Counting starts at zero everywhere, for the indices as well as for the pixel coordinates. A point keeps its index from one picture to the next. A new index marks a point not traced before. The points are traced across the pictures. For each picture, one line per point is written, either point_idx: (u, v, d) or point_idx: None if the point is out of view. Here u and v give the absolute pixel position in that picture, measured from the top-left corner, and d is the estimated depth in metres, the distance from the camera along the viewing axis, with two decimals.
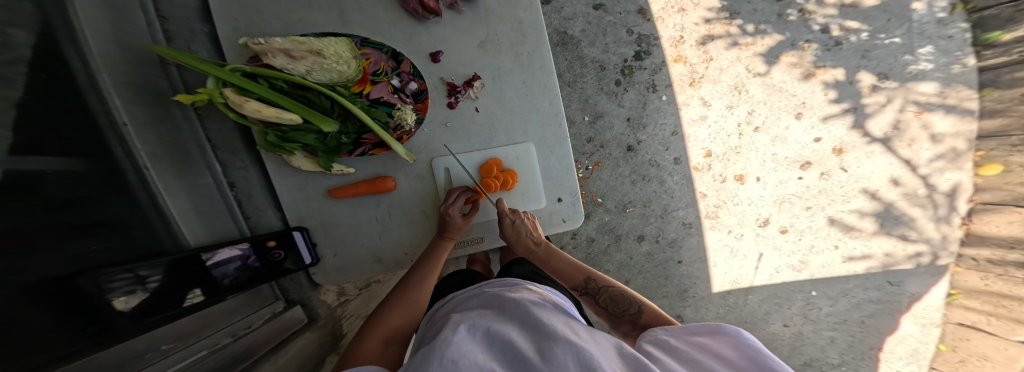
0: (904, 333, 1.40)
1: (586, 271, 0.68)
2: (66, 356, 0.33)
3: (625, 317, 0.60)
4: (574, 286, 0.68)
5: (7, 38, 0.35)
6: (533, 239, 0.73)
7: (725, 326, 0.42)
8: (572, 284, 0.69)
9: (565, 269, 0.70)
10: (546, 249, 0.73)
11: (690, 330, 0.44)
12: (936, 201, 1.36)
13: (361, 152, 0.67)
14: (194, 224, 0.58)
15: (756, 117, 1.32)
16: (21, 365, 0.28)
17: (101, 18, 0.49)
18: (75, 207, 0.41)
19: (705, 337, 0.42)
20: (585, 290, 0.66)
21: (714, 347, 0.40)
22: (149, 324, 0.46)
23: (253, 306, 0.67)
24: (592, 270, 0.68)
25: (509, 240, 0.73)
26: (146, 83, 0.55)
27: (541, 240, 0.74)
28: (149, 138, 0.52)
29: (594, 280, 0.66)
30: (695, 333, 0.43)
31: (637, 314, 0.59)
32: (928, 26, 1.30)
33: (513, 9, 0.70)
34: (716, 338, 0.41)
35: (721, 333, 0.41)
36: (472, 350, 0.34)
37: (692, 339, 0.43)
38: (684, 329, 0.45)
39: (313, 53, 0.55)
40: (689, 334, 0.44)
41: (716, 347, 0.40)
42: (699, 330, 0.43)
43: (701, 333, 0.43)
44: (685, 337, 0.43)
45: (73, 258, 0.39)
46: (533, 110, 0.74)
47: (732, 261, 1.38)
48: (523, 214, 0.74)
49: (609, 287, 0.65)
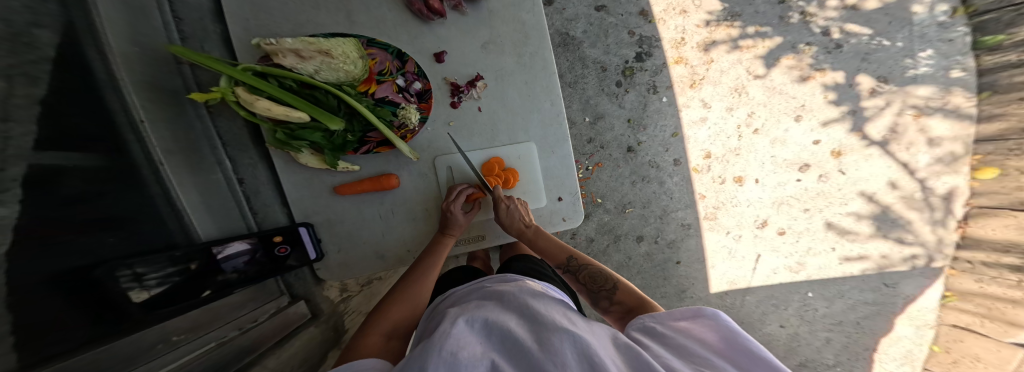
0: (898, 335, 1.42)
1: (569, 252, 0.74)
2: (81, 346, 0.35)
3: (602, 293, 0.65)
4: (557, 264, 0.74)
5: (33, 38, 0.36)
6: (524, 222, 0.75)
7: (704, 309, 0.43)
8: (556, 263, 0.74)
9: (550, 250, 0.75)
10: (535, 231, 0.75)
11: (672, 315, 0.45)
12: (932, 203, 1.38)
13: (365, 150, 0.68)
14: (204, 218, 0.60)
15: (755, 118, 1.33)
16: (35, 353, 0.29)
17: (122, 20, 0.51)
18: (92, 200, 0.42)
19: (687, 322, 0.43)
20: (567, 267, 0.72)
21: (696, 332, 0.41)
22: (161, 314, 0.47)
23: (260, 301, 0.69)
24: (573, 250, 0.75)
25: (501, 224, 0.76)
26: (164, 83, 0.57)
27: (531, 223, 0.76)
28: (165, 135, 0.54)
29: (575, 259, 0.73)
30: (678, 318, 0.44)
31: (612, 290, 0.64)
32: (929, 29, 1.32)
33: (516, 10, 0.72)
34: (698, 323, 0.42)
35: (701, 317, 0.43)
36: (471, 341, 0.36)
37: (676, 325, 0.43)
38: (667, 314, 0.46)
39: (321, 53, 0.57)
40: (672, 320, 0.45)
41: (697, 331, 0.41)
42: (683, 315, 0.44)
43: (683, 318, 0.44)
44: (669, 323, 0.44)
45: (92, 250, 0.40)
46: (535, 111, 0.76)
47: (729, 263, 1.39)
48: (516, 199, 0.75)
49: (588, 265, 0.71)
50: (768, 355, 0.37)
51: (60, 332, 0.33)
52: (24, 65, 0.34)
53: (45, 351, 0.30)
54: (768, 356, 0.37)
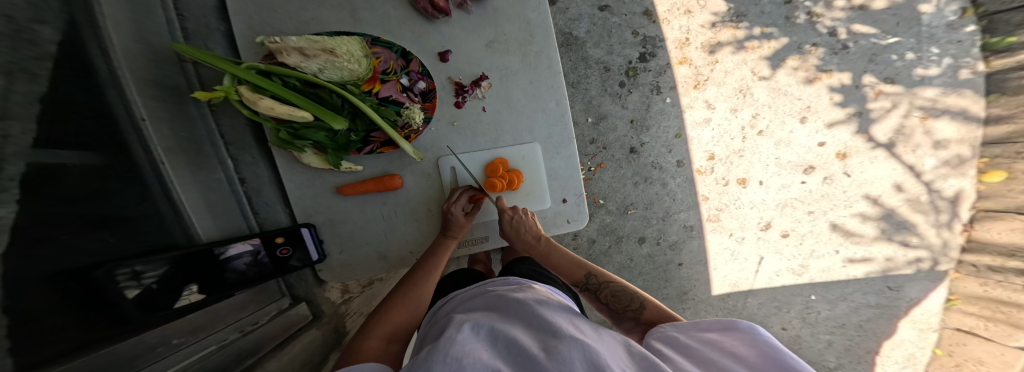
0: (901, 338, 1.41)
1: (587, 267, 0.70)
2: (77, 356, 0.33)
3: (627, 313, 0.61)
4: (575, 282, 0.70)
5: (33, 33, 0.36)
6: (533, 234, 0.73)
7: (739, 322, 0.42)
8: (574, 280, 0.71)
9: (566, 265, 0.72)
10: (546, 245, 0.74)
11: (699, 326, 0.45)
12: (938, 206, 1.37)
13: (369, 150, 0.67)
14: (204, 217, 0.59)
15: (759, 120, 1.32)
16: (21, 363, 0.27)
17: (124, 16, 0.50)
18: (93, 200, 0.42)
19: (717, 334, 0.43)
20: (586, 286, 0.68)
21: (726, 343, 0.41)
22: (162, 317, 0.46)
23: (259, 303, 0.67)
24: (592, 265, 0.70)
25: (508, 238, 0.75)
26: (165, 80, 0.56)
27: (541, 236, 0.74)
28: (166, 134, 0.53)
29: (594, 275, 0.68)
30: (706, 329, 0.44)
31: (638, 310, 0.61)
32: (938, 30, 1.30)
33: (522, 9, 0.71)
34: (729, 335, 0.42)
35: (734, 329, 0.42)
36: (476, 348, 0.35)
37: (704, 336, 0.43)
38: (694, 325, 0.46)
39: (326, 51, 0.56)
40: (700, 331, 0.44)
41: (729, 344, 0.41)
42: (711, 327, 0.44)
43: (713, 330, 0.43)
44: (696, 333, 0.44)
45: (93, 251, 0.40)
46: (540, 111, 0.75)
47: (732, 265, 1.38)
48: (519, 209, 0.75)
49: (610, 283, 0.66)
50: (802, 365, 0.36)
51: (53, 341, 0.31)
52: (25, 61, 0.34)
53: (26, 356, 0.28)
54: (806, 367, 0.35)
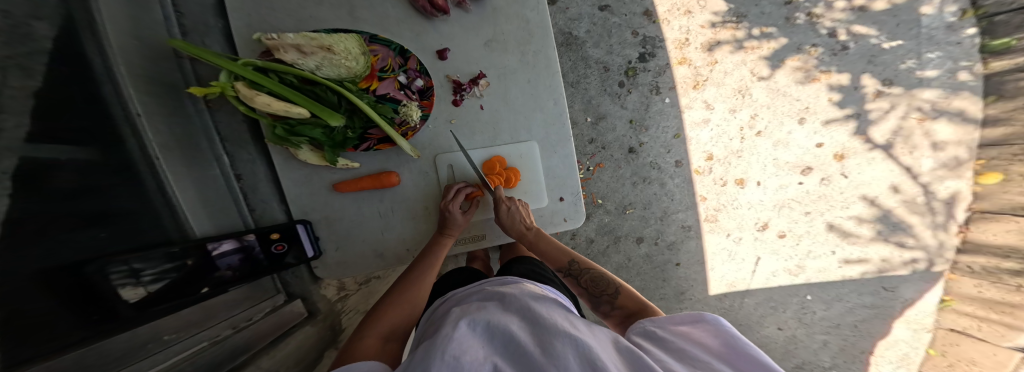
0: (895, 338, 1.41)
1: (571, 255, 0.72)
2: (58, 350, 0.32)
3: (603, 297, 0.63)
4: (558, 267, 0.71)
5: (29, 29, 0.36)
6: (525, 224, 0.73)
7: (705, 314, 0.42)
8: (557, 266, 0.72)
9: (552, 253, 0.72)
10: (536, 234, 0.74)
11: (672, 319, 0.44)
12: (934, 207, 1.37)
13: (366, 147, 0.67)
14: (200, 214, 0.59)
15: (758, 121, 1.32)
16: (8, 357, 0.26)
17: (122, 14, 0.50)
18: (86, 195, 0.42)
19: (688, 327, 0.42)
20: (568, 271, 0.69)
21: (695, 336, 0.40)
22: (155, 312, 0.47)
23: (255, 299, 0.68)
24: (576, 254, 0.72)
25: (501, 224, 0.74)
26: (161, 76, 0.56)
27: (533, 226, 0.75)
28: (162, 130, 0.53)
29: (577, 262, 0.70)
30: (679, 323, 0.44)
31: (614, 295, 0.62)
32: (937, 31, 1.30)
33: (520, 8, 0.71)
34: (697, 327, 0.41)
35: (701, 322, 0.41)
36: (473, 345, 0.35)
37: (676, 330, 0.43)
38: (667, 319, 0.45)
39: (324, 48, 0.55)
40: (673, 324, 0.44)
41: (697, 336, 0.40)
42: (683, 320, 0.43)
43: (683, 323, 0.43)
44: (669, 327, 0.44)
45: (80, 245, 0.39)
46: (538, 110, 0.75)
47: (729, 265, 1.39)
48: (517, 201, 0.75)
49: (590, 269, 0.68)
50: (767, 360, 0.36)
51: (34, 332, 0.30)
52: (19, 56, 0.34)
53: (12, 353, 0.27)
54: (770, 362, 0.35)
